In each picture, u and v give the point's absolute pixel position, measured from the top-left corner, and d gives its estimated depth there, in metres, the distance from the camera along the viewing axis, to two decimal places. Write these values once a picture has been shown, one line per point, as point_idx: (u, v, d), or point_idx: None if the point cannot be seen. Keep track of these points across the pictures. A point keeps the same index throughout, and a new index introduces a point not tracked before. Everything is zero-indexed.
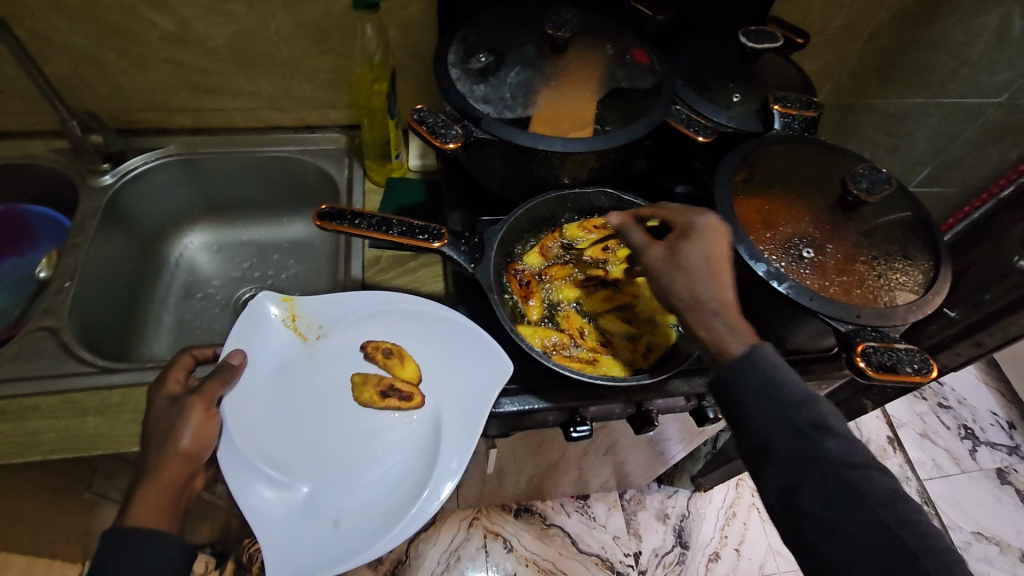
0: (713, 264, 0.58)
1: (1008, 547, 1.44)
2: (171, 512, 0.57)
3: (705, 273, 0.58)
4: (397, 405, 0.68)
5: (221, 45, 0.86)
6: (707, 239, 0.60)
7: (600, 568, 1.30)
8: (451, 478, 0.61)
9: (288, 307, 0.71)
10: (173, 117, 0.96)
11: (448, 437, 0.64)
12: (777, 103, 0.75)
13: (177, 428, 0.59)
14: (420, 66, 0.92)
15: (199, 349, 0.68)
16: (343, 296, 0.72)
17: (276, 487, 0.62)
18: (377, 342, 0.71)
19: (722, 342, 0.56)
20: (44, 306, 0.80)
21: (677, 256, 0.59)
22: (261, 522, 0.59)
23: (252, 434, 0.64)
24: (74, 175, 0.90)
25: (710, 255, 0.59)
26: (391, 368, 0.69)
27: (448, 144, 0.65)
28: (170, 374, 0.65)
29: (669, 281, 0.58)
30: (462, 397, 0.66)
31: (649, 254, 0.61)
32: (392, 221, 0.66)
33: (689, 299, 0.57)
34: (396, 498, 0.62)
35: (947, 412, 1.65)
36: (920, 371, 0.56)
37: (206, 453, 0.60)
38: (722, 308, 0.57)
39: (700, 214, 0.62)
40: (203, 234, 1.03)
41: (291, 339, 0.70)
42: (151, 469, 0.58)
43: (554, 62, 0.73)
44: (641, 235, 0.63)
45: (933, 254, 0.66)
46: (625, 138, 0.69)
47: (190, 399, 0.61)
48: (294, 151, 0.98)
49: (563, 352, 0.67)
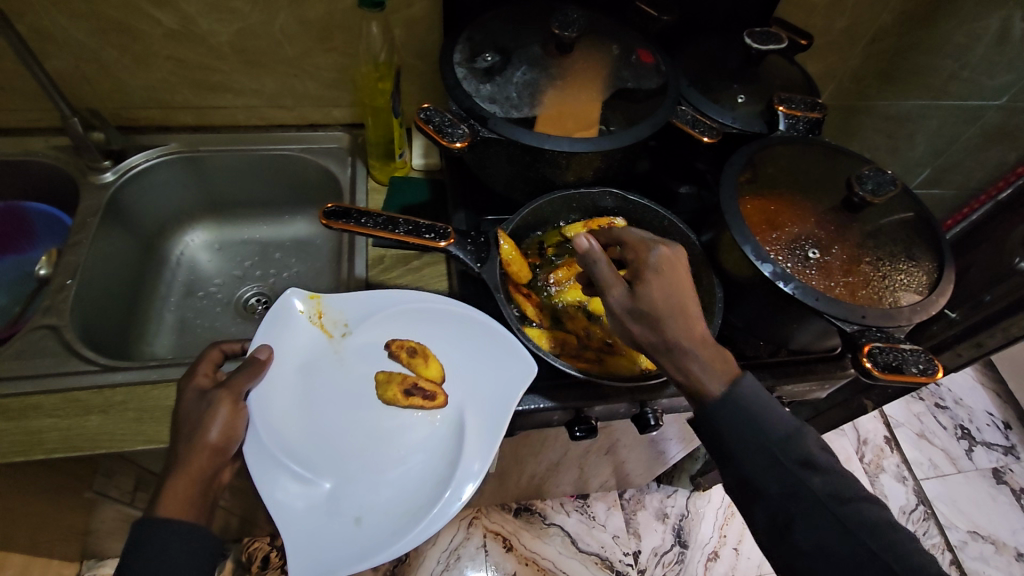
0: (680, 301, 0.55)
1: (1003, 546, 1.45)
2: (197, 504, 0.57)
3: (672, 314, 0.55)
4: (421, 405, 0.68)
5: (224, 43, 0.85)
6: (667, 276, 0.57)
7: (599, 567, 1.31)
8: (472, 480, 0.61)
9: (315, 304, 0.71)
10: (175, 115, 0.95)
11: (472, 437, 0.64)
12: (783, 104, 0.75)
13: (206, 421, 0.59)
14: (424, 65, 0.92)
15: (226, 344, 0.69)
16: (371, 295, 0.72)
17: (300, 481, 0.62)
18: (401, 341, 0.71)
19: (703, 384, 0.55)
20: (45, 304, 0.79)
21: (643, 297, 0.56)
22: (284, 515, 0.59)
23: (276, 430, 0.63)
24: (75, 173, 0.90)
25: (672, 292, 0.56)
26: (415, 367, 0.70)
27: (455, 144, 0.65)
28: (199, 367, 0.65)
29: (632, 330, 0.56)
30: (485, 396, 0.66)
31: (612, 295, 0.57)
32: (398, 220, 0.65)
33: (660, 343, 0.55)
34: (418, 498, 0.62)
35: (944, 412, 1.66)
36: (926, 372, 0.56)
37: (233, 447, 0.60)
38: (698, 348, 0.55)
39: (655, 246, 0.59)
40: (204, 233, 1.03)
41: (317, 336, 0.70)
42: (179, 462, 0.58)
43: (560, 62, 0.73)
44: (606, 267, 0.58)
45: (936, 255, 0.66)
46: (633, 138, 0.69)
47: (219, 393, 0.61)
48: (298, 150, 0.97)
49: (571, 353, 0.68)
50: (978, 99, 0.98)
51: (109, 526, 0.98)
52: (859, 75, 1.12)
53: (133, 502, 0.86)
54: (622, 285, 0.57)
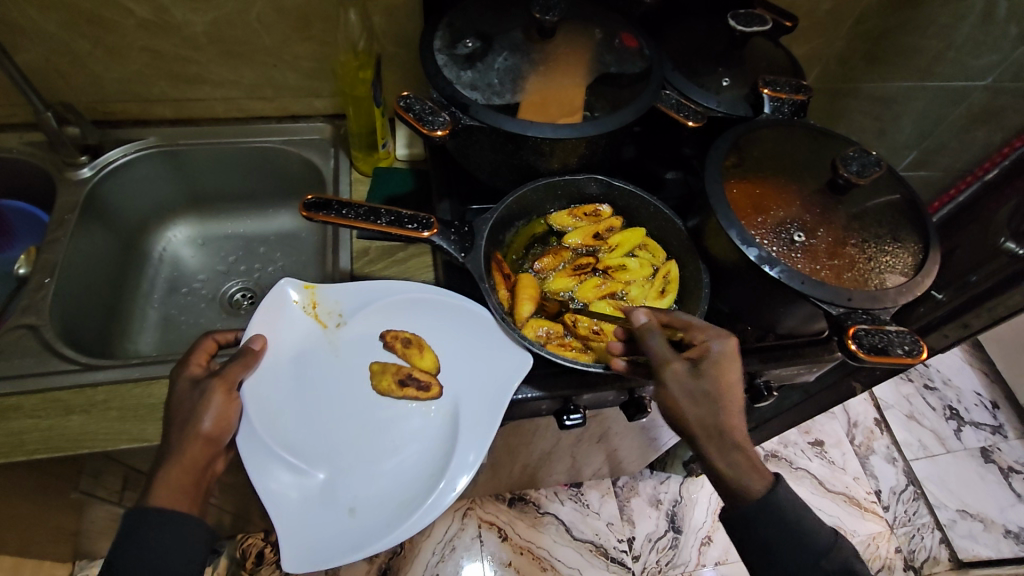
0: (737, 391, 0.57)
1: (992, 524, 1.47)
2: (191, 493, 0.57)
3: (728, 400, 0.56)
4: (415, 395, 0.67)
5: (200, 33, 0.83)
6: (729, 363, 0.57)
7: (594, 554, 1.31)
8: (467, 471, 0.61)
9: (309, 294, 0.70)
10: (153, 108, 0.94)
11: (468, 428, 0.63)
12: (768, 87, 0.74)
13: (199, 410, 0.59)
14: (406, 53, 0.91)
15: (220, 334, 0.68)
16: (367, 284, 0.72)
17: (293, 472, 0.61)
18: (396, 331, 0.70)
19: (743, 478, 0.56)
20: (23, 303, 0.78)
21: (704, 380, 0.56)
22: (277, 505, 0.59)
23: (269, 420, 0.63)
24: (51, 169, 0.88)
25: (731, 387, 0.56)
26: (409, 358, 0.68)
27: (436, 132, 0.64)
28: (192, 357, 0.64)
29: (689, 410, 0.55)
30: (482, 386, 0.65)
31: (671, 371, 0.56)
32: (380, 211, 0.64)
33: (715, 428, 0.55)
34: (412, 488, 0.62)
35: (934, 393, 1.68)
36: (911, 353, 0.56)
37: (226, 436, 0.60)
38: (746, 439, 0.56)
39: (720, 331, 0.59)
40: (189, 228, 1.01)
41: (312, 326, 0.70)
42: (172, 451, 0.57)
43: (542, 47, 0.72)
44: (664, 344, 0.58)
45: (922, 236, 0.66)
46: (615, 123, 0.68)
47: (212, 382, 0.60)
48: (281, 142, 0.96)
49: (558, 342, 0.67)
50: (964, 79, 1.01)
51: (100, 526, 0.97)
52: (844, 58, 1.07)
53: (121, 502, 0.85)
54: (684, 362, 0.57)
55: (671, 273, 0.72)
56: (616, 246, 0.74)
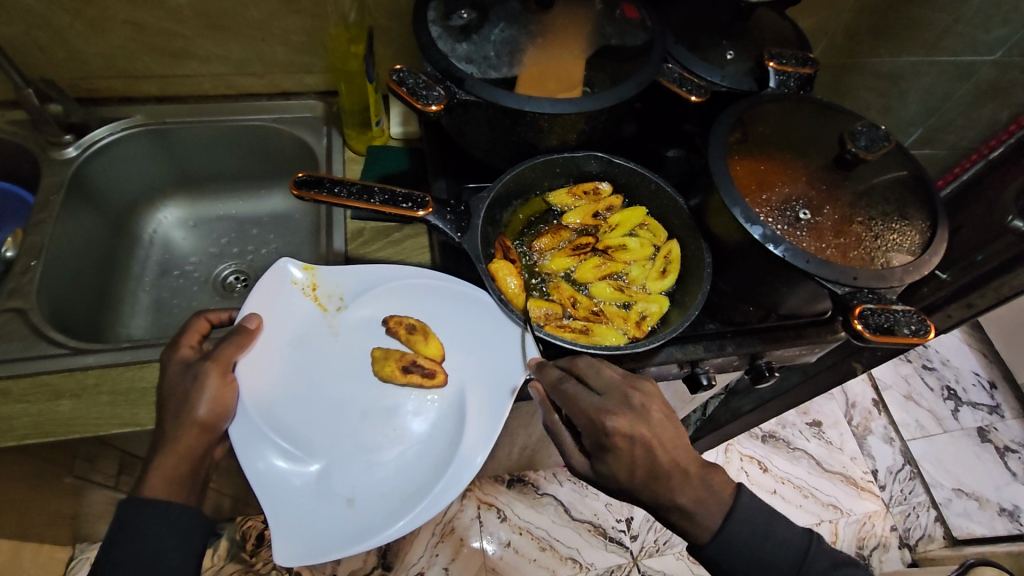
0: (645, 474, 0.54)
1: (986, 502, 1.48)
2: (185, 474, 0.56)
3: (640, 485, 0.55)
4: (419, 382, 0.65)
5: (184, 5, 0.80)
6: (627, 454, 0.54)
7: (593, 533, 1.32)
8: (471, 470, 0.60)
9: (310, 276, 0.69)
10: (138, 84, 0.91)
11: (473, 421, 0.62)
12: (773, 60, 0.71)
13: (194, 395, 0.57)
14: (399, 26, 0.88)
15: (213, 313, 0.67)
16: (368, 270, 0.70)
17: (288, 459, 0.60)
18: (400, 317, 0.69)
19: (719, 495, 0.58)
20: (9, 287, 0.76)
21: (601, 476, 0.56)
22: (269, 490, 0.58)
23: (265, 405, 0.62)
24: (35, 148, 0.85)
25: (640, 475, 0.54)
26: (414, 345, 0.67)
27: (430, 107, 0.61)
28: (183, 339, 0.63)
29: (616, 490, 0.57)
30: (486, 376, 0.65)
31: (576, 467, 0.58)
32: (373, 189, 0.62)
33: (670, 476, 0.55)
34: (416, 482, 0.61)
35: (931, 373, 1.68)
36: (918, 333, 0.55)
37: (222, 424, 0.58)
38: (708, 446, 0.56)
39: (608, 419, 0.54)
40: (179, 209, 0.99)
41: (312, 309, 0.68)
42: (167, 440, 0.56)
43: (540, 19, 0.69)
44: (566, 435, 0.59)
45: (930, 213, 0.65)
46: (614, 99, 0.66)
47: (205, 365, 0.59)
48: (271, 121, 0.93)
49: (557, 322, 0.64)
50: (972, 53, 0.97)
51: (99, 509, 0.97)
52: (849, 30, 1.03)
53: (118, 485, 0.85)
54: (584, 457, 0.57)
55: (672, 252, 0.71)
56: (617, 226, 0.73)
